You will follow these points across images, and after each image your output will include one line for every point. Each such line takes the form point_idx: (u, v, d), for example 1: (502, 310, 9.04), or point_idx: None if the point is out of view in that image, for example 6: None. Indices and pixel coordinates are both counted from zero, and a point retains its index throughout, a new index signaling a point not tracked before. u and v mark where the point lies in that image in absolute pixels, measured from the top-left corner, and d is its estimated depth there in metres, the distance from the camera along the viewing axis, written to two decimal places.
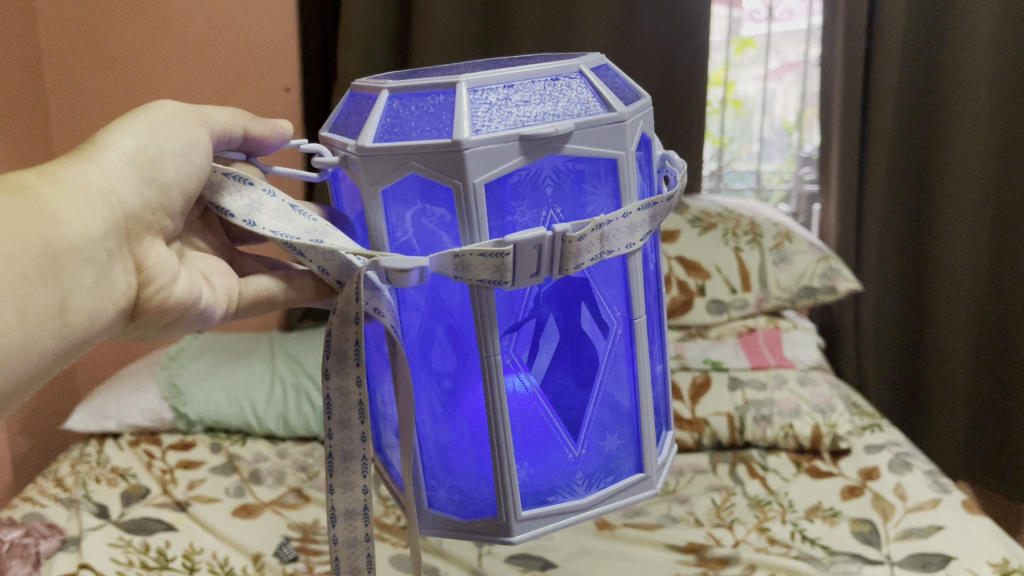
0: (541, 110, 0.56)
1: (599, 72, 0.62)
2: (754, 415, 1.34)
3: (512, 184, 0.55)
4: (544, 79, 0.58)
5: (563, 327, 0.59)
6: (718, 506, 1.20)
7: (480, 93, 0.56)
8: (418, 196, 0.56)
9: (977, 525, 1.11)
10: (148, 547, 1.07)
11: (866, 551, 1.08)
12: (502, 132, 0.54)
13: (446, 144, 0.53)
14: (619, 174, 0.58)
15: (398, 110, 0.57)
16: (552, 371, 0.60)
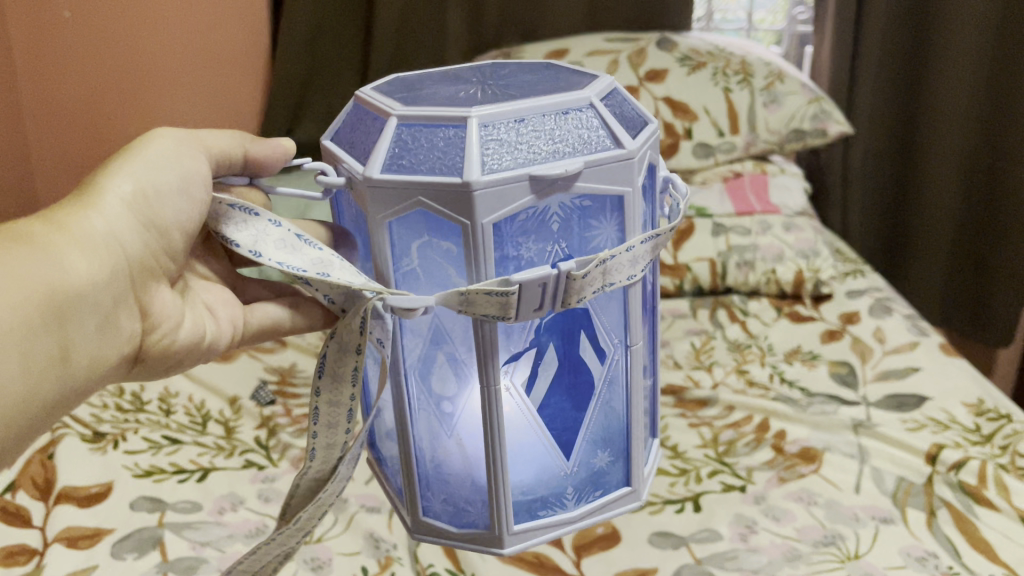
0: (551, 148, 0.50)
1: (614, 104, 0.56)
2: (737, 260, 1.32)
3: (523, 223, 0.51)
4: (556, 113, 0.52)
5: (560, 351, 0.56)
6: (697, 349, 1.20)
7: (493, 127, 0.50)
8: (426, 236, 0.51)
9: (953, 367, 1.12)
10: (123, 390, 1.05)
11: (842, 392, 1.09)
12: (513, 170, 0.49)
13: (453, 185, 0.48)
14: (625, 211, 0.53)
15: (403, 135, 0.52)
16: (550, 396, 0.56)
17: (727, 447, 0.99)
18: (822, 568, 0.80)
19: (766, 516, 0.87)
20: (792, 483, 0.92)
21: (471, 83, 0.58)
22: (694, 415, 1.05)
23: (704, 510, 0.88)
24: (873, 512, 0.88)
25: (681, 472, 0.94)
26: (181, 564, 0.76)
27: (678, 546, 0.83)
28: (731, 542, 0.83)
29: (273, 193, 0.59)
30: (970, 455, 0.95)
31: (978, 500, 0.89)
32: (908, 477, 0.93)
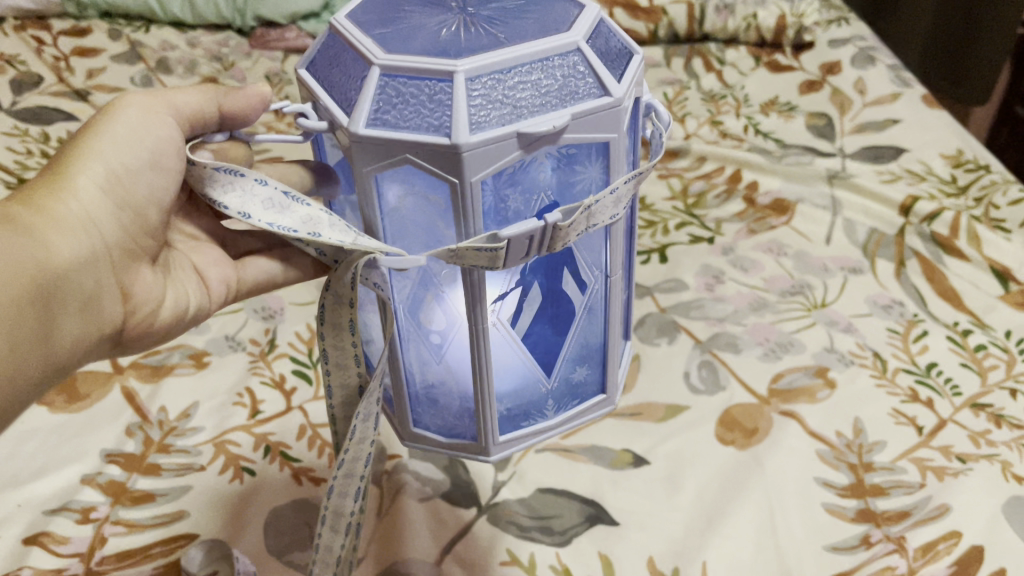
0: (540, 97, 0.40)
1: (597, 37, 0.44)
2: (716, 4, 1.22)
3: (512, 177, 0.41)
4: (541, 58, 0.40)
5: (544, 284, 0.46)
6: (670, 101, 1.12)
7: (484, 81, 0.39)
8: (409, 192, 0.41)
9: (934, 118, 1.07)
10: (49, 137, 0.95)
11: (819, 145, 1.04)
12: (501, 126, 0.38)
13: (439, 146, 0.38)
14: (609, 155, 0.43)
15: (388, 85, 0.40)
16: (531, 325, 0.47)
17: (697, 199, 0.95)
18: (789, 317, 0.78)
19: (734, 267, 0.85)
20: (762, 235, 0.89)
21: (448, 6, 0.44)
22: (664, 167, 1.00)
23: (670, 262, 0.85)
24: (842, 263, 0.86)
25: (649, 224, 0.91)
26: None
27: (643, 297, 0.81)
28: (697, 293, 0.81)
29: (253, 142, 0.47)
30: (944, 206, 0.92)
31: (948, 252, 0.87)
32: (879, 229, 0.90)
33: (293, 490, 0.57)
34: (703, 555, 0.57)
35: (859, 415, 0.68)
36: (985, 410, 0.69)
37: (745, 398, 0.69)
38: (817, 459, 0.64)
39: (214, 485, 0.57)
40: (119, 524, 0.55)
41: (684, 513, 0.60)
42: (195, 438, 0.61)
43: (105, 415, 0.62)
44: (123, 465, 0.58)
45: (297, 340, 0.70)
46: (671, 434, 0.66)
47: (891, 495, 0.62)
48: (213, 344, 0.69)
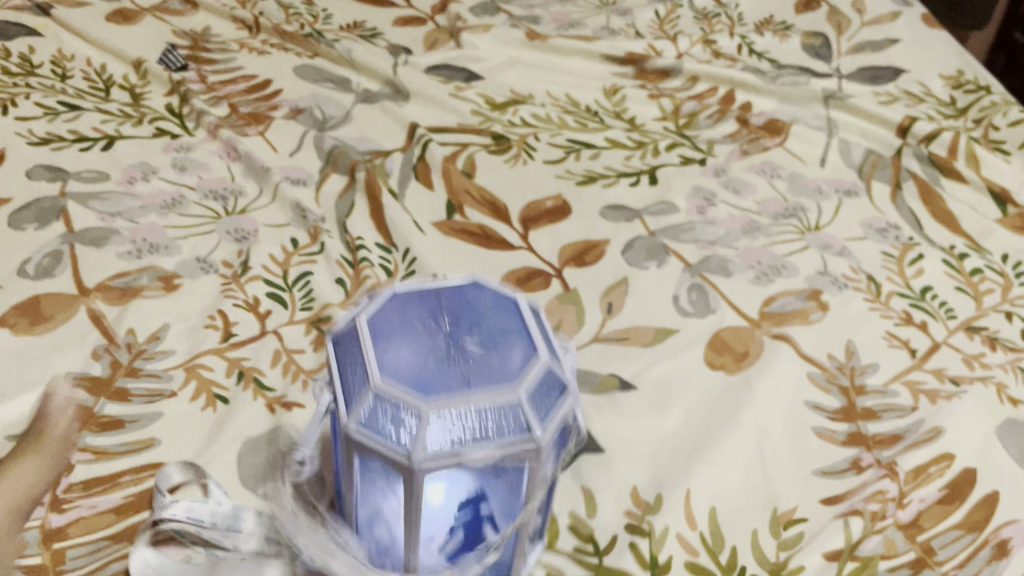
0: (487, 428, 0.35)
1: (558, 379, 0.38)
2: None
3: (457, 415, 0.35)
4: (500, 410, 0.35)
5: (471, 483, 0.39)
6: (661, 20, 1.08)
7: (448, 414, 0.35)
8: (369, 467, 0.38)
9: (933, 39, 1.04)
10: (8, 53, 0.91)
11: (814, 66, 1.00)
12: (456, 457, 0.35)
13: (395, 457, 0.35)
14: (530, 475, 0.38)
15: (376, 392, 0.36)
16: (455, 527, 0.41)
17: (688, 120, 0.92)
18: (782, 241, 0.76)
19: (726, 189, 0.82)
20: (755, 157, 0.86)
21: (437, 321, 0.38)
22: (655, 87, 0.97)
23: (660, 184, 0.82)
24: (837, 185, 0.83)
25: (639, 145, 0.87)
26: (89, 235, 0.68)
27: (632, 219, 0.77)
28: (687, 215, 0.78)
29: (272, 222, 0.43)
30: (943, 128, 0.89)
31: (945, 174, 0.85)
32: (875, 151, 0.88)
33: (266, 417, 0.56)
34: (687, 483, 0.55)
35: (852, 338, 0.67)
36: (980, 333, 0.68)
37: (736, 321, 0.67)
38: (808, 382, 0.62)
39: (185, 411, 0.55)
40: (87, 451, 0.52)
41: (671, 438, 0.58)
42: (166, 362, 0.59)
43: (70, 338, 0.59)
44: (90, 390, 0.56)
45: (272, 263, 0.68)
46: (660, 356, 0.64)
47: (883, 418, 0.60)
48: (183, 268, 0.66)
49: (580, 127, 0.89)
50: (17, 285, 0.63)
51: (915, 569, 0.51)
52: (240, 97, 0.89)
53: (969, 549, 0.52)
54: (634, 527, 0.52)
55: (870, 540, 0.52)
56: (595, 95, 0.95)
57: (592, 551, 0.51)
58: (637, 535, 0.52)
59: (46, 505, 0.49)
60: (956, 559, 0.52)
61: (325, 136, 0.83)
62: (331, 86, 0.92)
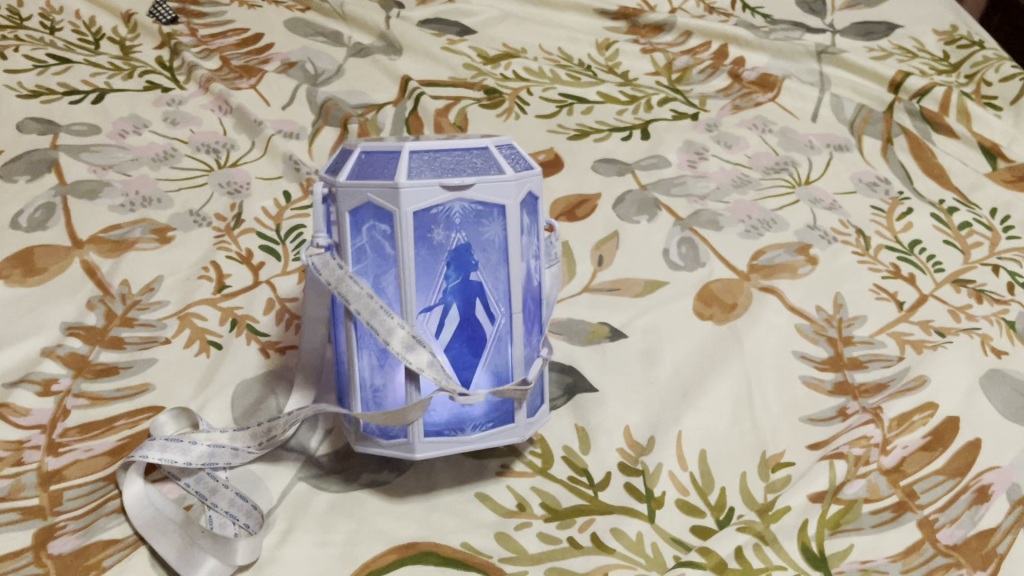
0: (456, 163, 0.42)
1: (521, 156, 0.45)
2: None
3: (437, 156, 0.41)
4: (464, 152, 0.43)
5: (461, 241, 0.42)
6: None
7: (427, 154, 0.41)
8: (368, 234, 0.42)
9: None
10: None
11: (808, 21, 1.00)
12: (431, 176, 0.41)
13: (383, 184, 0.41)
14: (509, 217, 0.43)
15: (361, 159, 0.42)
16: (448, 342, 0.44)
17: (681, 74, 0.92)
18: (772, 194, 0.76)
19: (718, 144, 0.82)
20: (747, 112, 0.87)
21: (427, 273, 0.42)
22: (647, 42, 0.97)
23: (652, 139, 0.82)
24: (828, 140, 0.84)
25: (632, 100, 0.87)
26: (81, 187, 0.68)
27: (623, 173, 0.77)
28: (679, 169, 0.79)
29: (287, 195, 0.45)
30: (935, 82, 0.89)
31: (936, 129, 0.85)
32: (867, 106, 0.88)
33: (260, 364, 0.56)
34: (679, 424, 0.56)
35: (841, 290, 0.67)
36: (966, 286, 0.68)
37: (725, 274, 0.68)
38: (796, 334, 0.63)
39: (179, 358, 0.56)
40: (82, 397, 0.53)
41: (660, 386, 0.59)
42: (160, 311, 0.59)
43: (64, 288, 0.60)
44: (84, 338, 0.56)
45: (264, 216, 0.68)
46: (649, 308, 0.65)
47: (869, 368, 0.61)
48: (176, 220, 0.67)
49: (572, 81, 0.89)
50: (9, 236, 0.63)
51: (896, 513, 0.51)
52: (232, 51, 0.88)
53: (949, 494, 0.52)
54: (629, 466, 0.54)
55: (853, 484, 0.53)
56: (588, 51, 0.95)
57: (588, 483, 0.53)
58: (631, 474, 0.53)
59: (42, 450, 0.50)
60: (937, 503, 0.51)
61: (317, 90, 0.83)
62: (323, 39, 0.91)
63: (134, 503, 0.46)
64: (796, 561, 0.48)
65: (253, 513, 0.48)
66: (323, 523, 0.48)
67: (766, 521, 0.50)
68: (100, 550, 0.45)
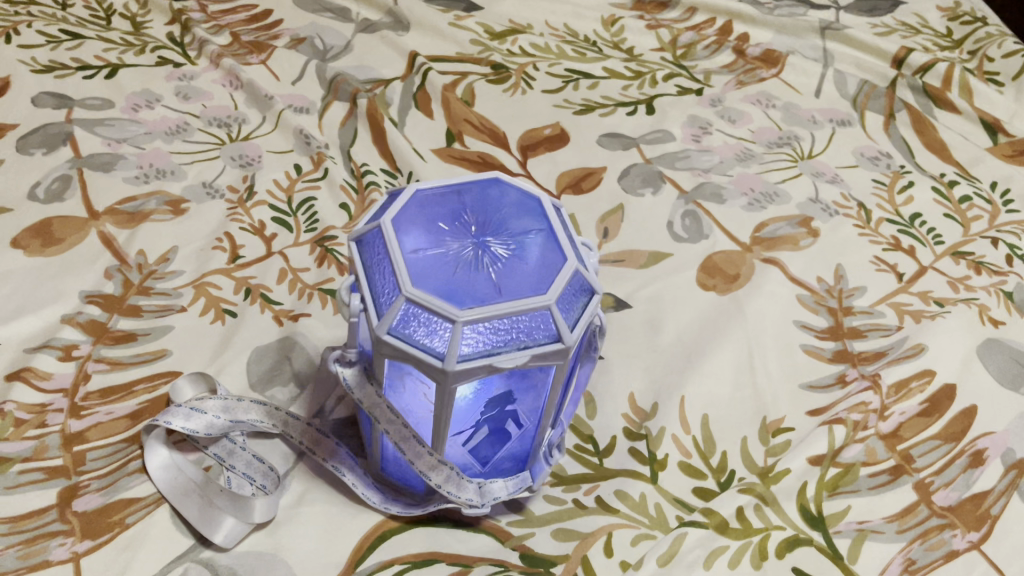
0: (512, 331, 0.38)
1: (580, 285, 0.41)
2: None
3: (491, 327, 0.37)
4: (520, 315, 0.38)
5: (501, 385, 0.42)
6: None
7: (483, 326, 0.37)
8: (407, 373, 0.41)
9: None
10: None
11: None
12: (483, 354, 0.37)
13: (430, 364, 0.37)
14: (556, 374, 0.41)
15: (408, 313, 0.38)
16: (471, 445, 0.46)
17: (686, 50, 0.93)
18: (774, 168, 0.78)
19: (722, 119, 0.83)
20: (751, 88, 0.88)
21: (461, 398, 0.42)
22: (653, 17, 0.98)
23: (656, 113, 0.83)
24: (831, 115, 0.85)
25: (637, 75, 0.88)
26: (96, 160, 0.69)
27: (628, 148, 0.78)
28: (683, 143, 0.80)
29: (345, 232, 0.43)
30: (938, 59, 0.90)
31: (938, 104, 0.86)
32: (870, 81, 0.89)
33: (274, 331, 0.58)
34: (682, 390, 0.57)
35: (841, 262, 0.69)
36: (965, 258, 0.69)
37: (727, 245, 0.69)
38: (797, 304, 0.65)
39: (195, 325, 0.57)
40: (102, 362, 0.54)
41: (663, 354, 0.60)
42: (175, 281, 0.61)
43: (82, 258, 0.61)
44: (103, 306, 0.58)
45: (276, 189, 0.69)
46: (654, 278, 0.66)
47: (868, 337, 0.62)
48: (190, 192, 0.68)
49: (578, 57, 0.90)
50: (27, 208, 0.64)
51: (893, 475, 0.52)
52: (242, 27, 0.89)
53: (946, 459, 0.53)
54: (633, 431, 0.55)
55: (852, 448, 0.54)
56: (594, 26, 0.96)
57: (594, 451, 0.54)
58: (636, 439, 0.55)
59: (65, 413, 0.51)
60: (933, 466, 0.53)
61: (326, 65, 0.84)
62: (331, 15, 0.92)
63: (156, 466, 0.48)
64: (795, 521, 0.50)
65: (270, 475, 0.50)
66: (336, 486, 0.50)
67: (766, 483, 0.52)
68: (123, 508, 0.47)
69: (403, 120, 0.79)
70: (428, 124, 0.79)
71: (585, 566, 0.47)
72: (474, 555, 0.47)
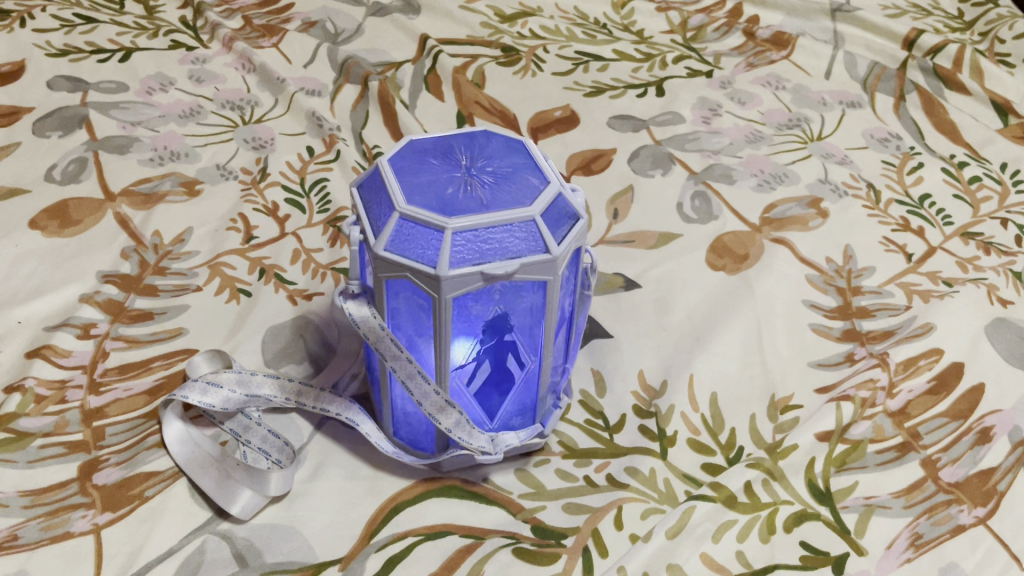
0: (500, 242, 0.40)
1: (567, 207, 0.43)
2: None
3: (478, 235, 0.39)
4: (506, 226, 0.40)
5: (498, 315, 0.44)
6: None
7: (469, 234, 0.39)
8: (405, 297, 0.42)
9: None
10: None
11: None
12: (472, 263, 0.39)
13: (423, 273, 0.39)
14: (550, 292, 0.42)
15: (403, 228, 0.40)
16: (473, 383, 0.47)
17: (696, 33, 0.93)
18: (784, 149, 0.78)
19: (732, 100, 0.83)
20: (761, 70, 0.88)
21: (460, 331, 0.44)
22: None
23: (666, 95, 0.83)
24: (840, 97, 0.85)
25: (647, 57, 0.88)
26: (111, 143, 0.70)
27: (638, 130, 0.79)
28: (693, 125, 0.80)
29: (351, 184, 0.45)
30: (949, 39, 0.89)
31: (949, 85, 0.86)
32: (880, 63, 0.89)
33: (289, 309, 0.59)
34: (691, 368, 0.58)
35: (850, 242, 0.69)
36: (975, 238, 0.69)
37: (737, 226, 0.70)
38: (806, 283, 0.65)
39: (211, 304, 0.58)
40: (120, 340, 0.55)
41: (672, 332, 0.61)
42: (191, 261, 0.61)
43: (98, 239, 0.62)
44: (120, 286, 0.59)
45: (288, 170, 0.70)
46: (663, 259, 0.67)
47: (877, 316, 0.63)
48: (204, 174, 0.69)
49: (588, 39, 0.90)
50: (44, 189, 0.65)
51: (899, 452, 0.53)
52: (253, 11, 0.90)
53: (953, 435, 0.54)
54: (643, 408, 0.56)
55: (860, 424, 0.54)
56: (604, 8, 0.96)
57: (604, 426, 0.55)
58: (645, 416, 0.55)
59: (84, 389, 0.52)
60: (941, 443, 0.54)
61: (337, 48, 0.85)
62: None
63: (174, 440, 0.49)
64: (802, 496, 0.50)
65: (285, 450, 0.51)
66: (351, 460, 0.51)
67: (774, 458, 0.52)
68: (142, 481, 0.48)
69: (414, 103, 0.79)
70: (439, 106, 0.79)
71: (596, 537, 0.47)
72: (487, 527, 0.48)
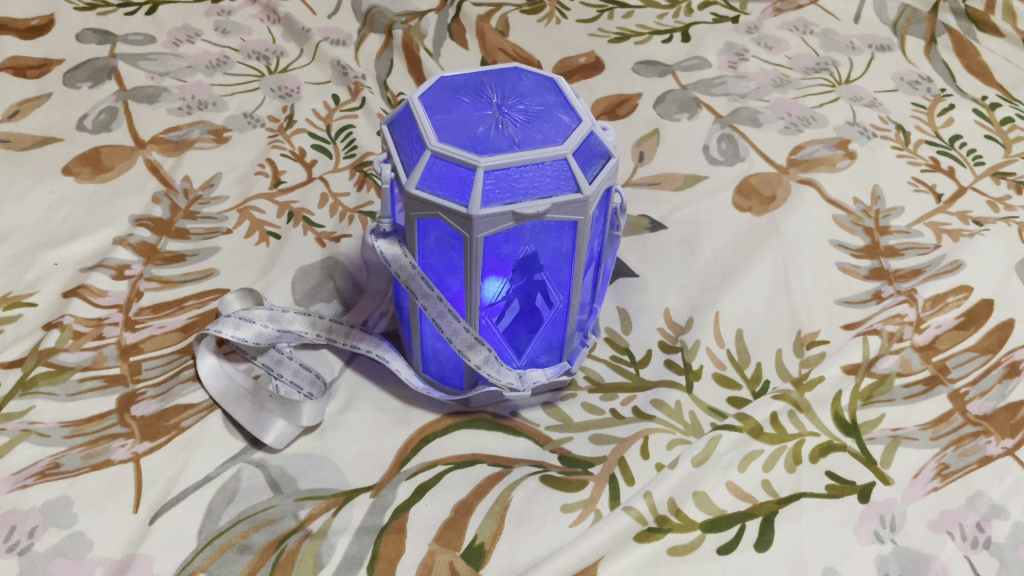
0: (531, 183, 0.40)
1: (598, 146, 0.43)
2: None
3: (509, 174, 0.40)
4: (538, 165, 0.40)
5: (530, 255, 0.44)
6: None
7: (501, 174, 0.40)
8: (436, 236, 0.43)
9: None
10: None
11: None
12: (504, 203, 0.40)
13: (456, 211, 0.40)
14: (580, 231, 0.43)
15: (435, 167, 0.40)
16: (503, 322, 0.48)
17: None
18: (812, 92, 0.77)
19: (758, 45, 0.83)
20: (788, 15, 0.87)
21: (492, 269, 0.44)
22: None
23: (692, 41, 0.82)
24: (870, 41, 0.84)
25: (672, 3, 0.88)
26: (140, 93, 0.71)
27: (664, 75, 0.78)
28: (719, 70, 0.79)
29: (381, 123, 0.46)
30: None
31: (982, 27, 0.84)
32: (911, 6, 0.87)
33: (317, 251, 0.59)
34: (717, 305, 0.58)
35: (878, 183, 0.68)
36: (1006, 178, 0.69)
37: (764, 168, 0.69)
38: (833, 224, 0.65)
39: (241, 246, 0.59)
40: (153, 281, 0.57)
41: (699, 272, 0.61)
42: (220, 206, 0.62)
43: (131, 185, 0.63)
44: (152, 229, 0.60)
45: (315, 117, 0.71)
46: (689, 201, 0.66)
47: (905, 256, 0.62)
48: (232, 122, 0.69)
49: None
50: (76, 137, 0.66)
51: (927, 386, 0.53)
52: None
53: (981, 369, 0.54)
54: (668, 344, 0.56)
55: (887, 358, 0.54)
56: None
57: (629, 361, 0.55)
58: (671, 351, 0.56)
59: (120, 326, 0.53)
60: (969, 377, 0.53)
61: None
62: None
63: (209, 375, 0.50)
64: (828, 428, 0.50)
65: (316, 383, 0.52)
66: (382, 395, 0.52)
67: (801, 390, 0.52)
68: (178, 414, 0.49)
69: (438, 51, 0.79)
70: (463, 54, 0.79)
71: (622, 466, 0.48)
72: (514, 456, 0.49)
